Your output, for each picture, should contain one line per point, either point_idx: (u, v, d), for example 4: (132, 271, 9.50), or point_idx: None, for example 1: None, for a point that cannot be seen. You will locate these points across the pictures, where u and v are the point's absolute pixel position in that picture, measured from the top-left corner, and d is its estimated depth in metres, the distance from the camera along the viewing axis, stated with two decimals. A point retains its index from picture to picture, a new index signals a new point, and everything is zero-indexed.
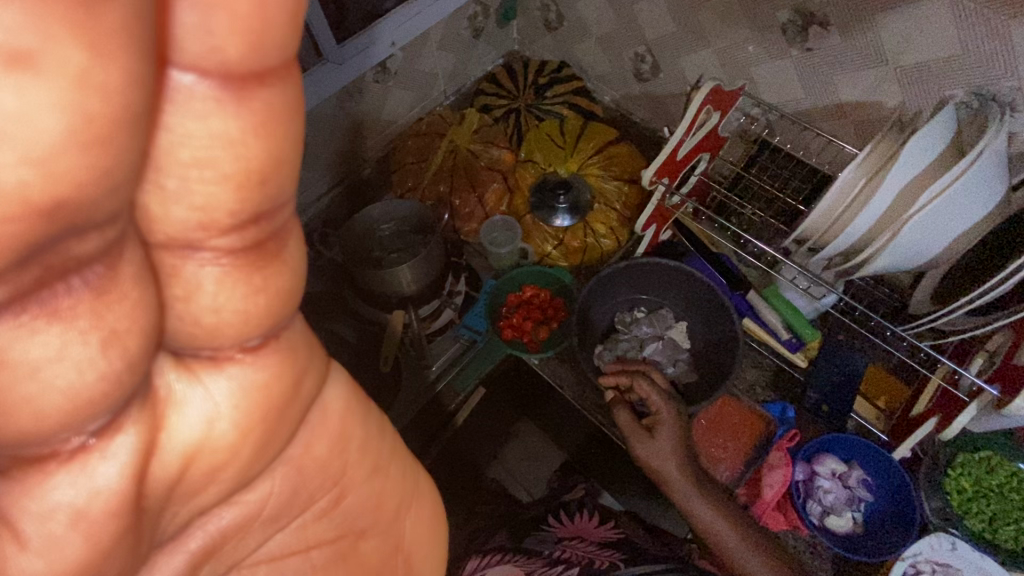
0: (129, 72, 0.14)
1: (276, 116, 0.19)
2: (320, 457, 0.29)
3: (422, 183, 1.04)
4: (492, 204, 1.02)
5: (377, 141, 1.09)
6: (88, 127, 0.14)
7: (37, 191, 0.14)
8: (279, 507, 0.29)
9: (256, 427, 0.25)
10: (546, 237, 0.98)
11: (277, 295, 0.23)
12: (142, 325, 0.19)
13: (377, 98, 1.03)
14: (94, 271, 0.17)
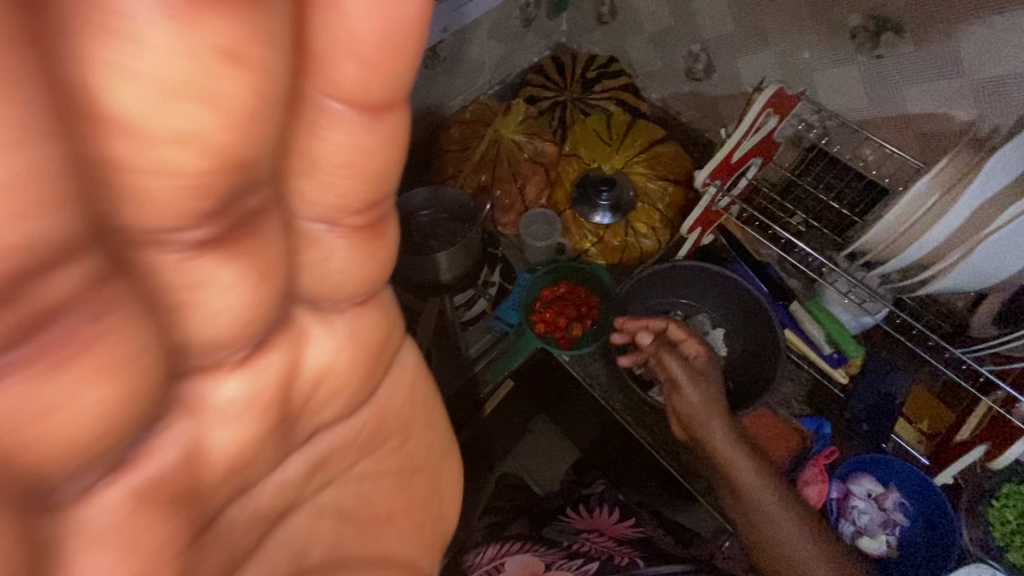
0: (279, 65, 0.17)
1: (394, 134, 0.23)
2: (396, 400, 0.36)
3: (463, 171, 1.02)
4: (532, 196, 1.00)
5: (420, 126, 1.08)
6: (248, 118, 0.17)
7: (210, 149, 0.17)
8: (360, 440, 0.34)
9: (355, 365, 0.30)
10: (585, 234, 0.97)
11: (378, 266, 0.28)
12: (284, 281, 0.23)
13: (424, 83, 1.02)
14: (249, 227, 0.21)
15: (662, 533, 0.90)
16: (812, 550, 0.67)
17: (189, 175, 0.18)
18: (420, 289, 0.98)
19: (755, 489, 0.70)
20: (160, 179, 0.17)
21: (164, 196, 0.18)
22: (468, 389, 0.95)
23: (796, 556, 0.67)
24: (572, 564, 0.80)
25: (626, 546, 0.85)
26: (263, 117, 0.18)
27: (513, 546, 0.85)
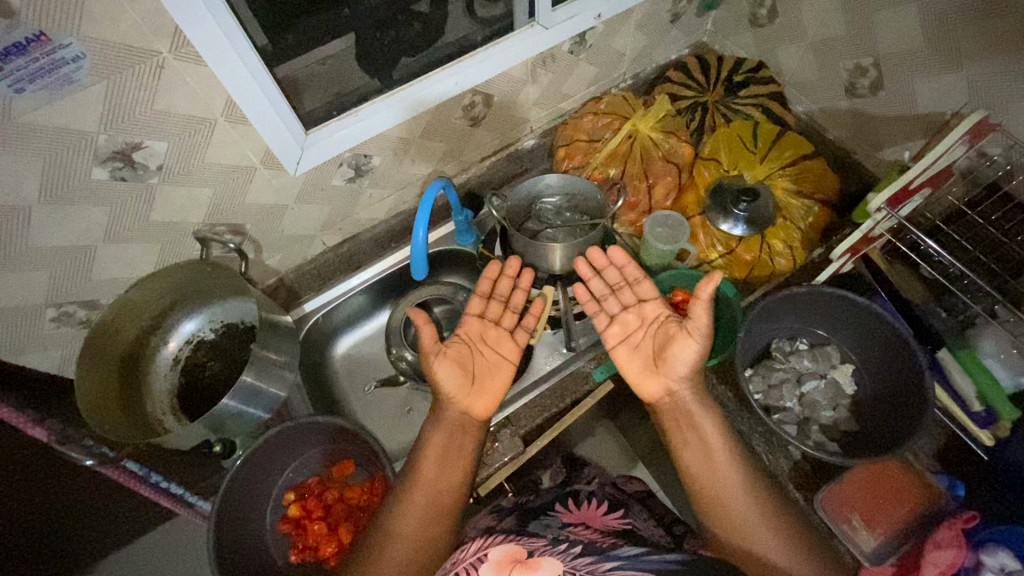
0: (447, 387, 0.72)
1: (441, 359, 0.74)
2: (456, 422, 0.72)
3: (592, 163, 0.99)
4: (658, 198, 0.96)
5: (550, 112, 1.07)
6: (456, 413, 0.72)
7: (448, 432, 0.71)
8: (450, 445, 0.70)
9: (458, 405, 0.72)
10: (716, 245, 0.93)
11: (457, 370, 0.74)
12: (449, 397, 0.72)
13: (565, 69, 1.00)
14: (464, 397, 0.73)
15: (655, 530, 0.75)
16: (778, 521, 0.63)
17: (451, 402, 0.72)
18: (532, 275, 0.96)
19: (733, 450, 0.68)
20: (445, 374, 0.73)
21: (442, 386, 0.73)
22: (570, 385, 0.92)
23: (765, 526, 0.63)
24: (559, 548, 0.59)
25: (612, 534, 0.66)
26: (456, 365, 0.74)
27: (495, 538, 0.63)
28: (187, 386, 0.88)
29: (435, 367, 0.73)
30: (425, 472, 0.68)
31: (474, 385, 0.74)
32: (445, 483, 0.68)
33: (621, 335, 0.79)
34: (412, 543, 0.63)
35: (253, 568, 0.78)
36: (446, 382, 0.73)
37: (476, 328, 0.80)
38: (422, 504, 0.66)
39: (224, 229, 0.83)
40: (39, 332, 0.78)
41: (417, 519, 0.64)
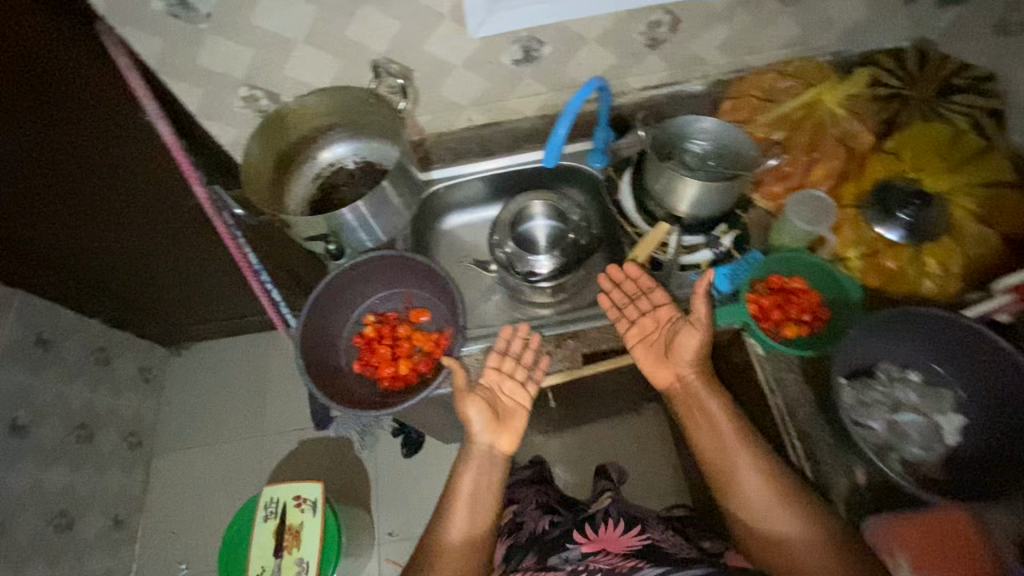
0: (474, 423, 0.82)
1: (468, 399, 0.82)
2: (485, 450, 0.83)
3: (756, 121, 0.93)
4: (815, 177, 0.89)
5: (730, 62, 1.01)
6: (486, 441, 0.83)
7: (477, 458, 0.82)
8: (484, 468, 0.82)
9: (486, 437, 0.83)
10: (859, 244, 0.85)
11: (486, 410, 0.82)
12: (476, 427, 0.82)
13: (767, 19, 0.94)
14: (484, 429, 0.82)
15: (673, 540, 0.86)
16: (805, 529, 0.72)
17: (480, 436, 0.82)
18: (648, 209, 0.93)
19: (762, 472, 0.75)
20: (473, 413, 0.82)
21: (473, 425, 0.82)
22: None
23: (789, 533, 0.72)
24: None
25: (632, 558, 0.80)
26: (485, 407, 0.82)
27: None
28: (319, 199, 1.00)
29: (465, 406, 0.82)
30: (466, 475, 0.81)
31: (490, 416, 0.83)
32: (482, 500, 0.81)
33: (638, 336, 0.87)
34: (472, 526, 0.80)
35: (322, 359, 0.86)
36: (475, 422, 0.82)
37: (495, 378, 0.85)
38: (466, 502, 0.80)
39: (396, 70, 0.90)
40: (229, 107, 0.90)
41: (462, 510, 0.80)
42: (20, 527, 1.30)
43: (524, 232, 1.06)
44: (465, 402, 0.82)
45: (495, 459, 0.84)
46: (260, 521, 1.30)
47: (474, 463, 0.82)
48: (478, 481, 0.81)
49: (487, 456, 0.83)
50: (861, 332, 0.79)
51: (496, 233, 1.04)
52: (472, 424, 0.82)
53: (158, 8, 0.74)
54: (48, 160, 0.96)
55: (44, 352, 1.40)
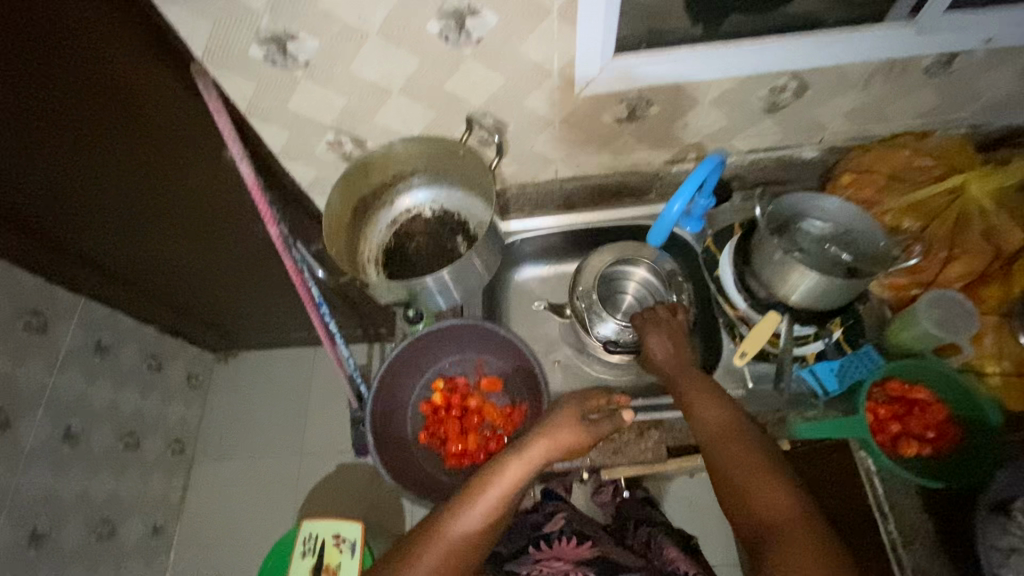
0: (558, 424, 0.69)
1: (567, 413, 0.70)
2: (543, 461, 0.66)
3: (883, 203, 0.83)
4: (951, 275, 0.79)
5: (851, 130, 0.91)
6: (550, 453, 0.67)
7: (527, 465, 0.66)
8: (520, 477, 0.65)
9: (553, 449, 0.67)
10: (1003, 357, 0.75)
11: (577, 419, 0.69)
12: (547, 432, 0.68)
13: (905, 89, 0.83)
14: (554, 433, 0.68)
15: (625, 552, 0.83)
16: (798, 531, 0.55)
17: (550, 441, 0.67)
18: (750, 289, 0.84)
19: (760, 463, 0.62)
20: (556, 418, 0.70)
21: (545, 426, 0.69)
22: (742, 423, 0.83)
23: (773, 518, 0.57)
24: None
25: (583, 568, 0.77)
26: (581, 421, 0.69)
27: None
28: (395, 249, 0.95)
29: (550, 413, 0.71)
30: (496, 480, 0.64)
31: (553, 426, 0.68)
32: (499, 498, 0.64)
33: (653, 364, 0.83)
34: (467, 522, 0.62)
35: (389, 429, 0.81)
36: (555, 429, 0.68)
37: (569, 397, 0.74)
38: (477, 498, 0.63)
39: (490, 123, 0.84)
40: (312, 150, 0.86)
41: (474, 520, 0.62)
42: (65, 535, 1.31)
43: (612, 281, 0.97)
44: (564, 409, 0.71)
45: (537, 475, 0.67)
46: (297, 557, 1.26)
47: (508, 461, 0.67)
48: (497, 477, 0.65)
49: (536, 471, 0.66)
50: (1014, 479, 0.68)
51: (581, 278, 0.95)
52: (553, 428, 0.68)
53: (256, 55, 0.69)
54: (134, 184, 0.94)
55: (101, 360, 1.40)
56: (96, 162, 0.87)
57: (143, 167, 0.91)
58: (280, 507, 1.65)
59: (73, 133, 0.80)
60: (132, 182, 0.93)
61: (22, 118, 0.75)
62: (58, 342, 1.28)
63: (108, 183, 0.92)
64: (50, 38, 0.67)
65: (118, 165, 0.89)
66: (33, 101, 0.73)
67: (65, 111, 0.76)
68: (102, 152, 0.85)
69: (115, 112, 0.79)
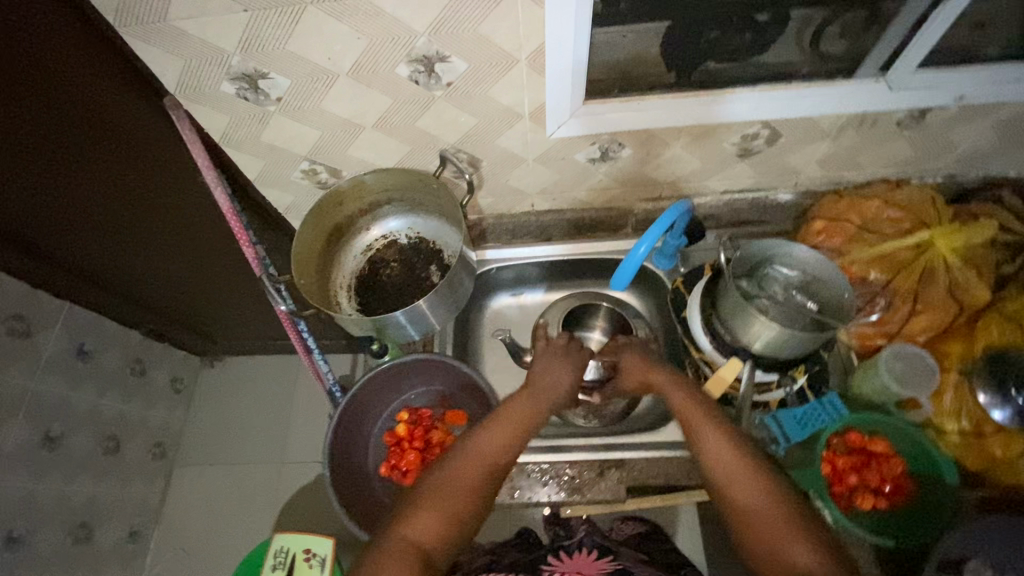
0: (547, 364, 0.79)
1: (550, 359, 0.80)
2: (537, 409, 0.74)
3: (851, 253, 0.84)
4: (914, 328, 0.79)
5: (826, 175, 0.92)
6: (540, 393, 0.76)
7: (526, 404, 0.74)
8: (521, 425, 0.72)
9: (542, 395, 0.76)
10: (962, 416, 0.75)
11: (559, 366, 0.79)
12: (540, 369, 0.78)
13: (877, 141, 0.84)
14: (543, 374, 0.78)
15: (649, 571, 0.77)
16: (784, 532, 0.57)
17: (539, 381, 0.76)
18: (716, 333, 0.85)
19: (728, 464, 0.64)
20: (559, 374, 0.78)
21: (537, 382, 0.77)
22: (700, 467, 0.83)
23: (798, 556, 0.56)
24: None
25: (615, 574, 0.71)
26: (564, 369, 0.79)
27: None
28: (369, 275, 0.95)
29: (551, 369, 0.78)
30: (489, 433, 0.70)
31: (538, 386, 0.76)
32: (507, 440, 0.70)
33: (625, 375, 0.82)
34: (464, 470, 0.66)
35: (347, 462, 0.82)
36: (544, 372, 0.78)
37: (561, 348, 0.81)
38: (485, 446, 0.69)
39: (464, 159, 0.85)
40: (288, 178, 0.87)
41: (469, 473, 0.66)
42: (42, 540, 1.30)
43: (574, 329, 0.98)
44: (546, 355, 0.80)
45: (535, 423, 0.73)
46: (268, 571, 1.26)
47: (510, 405, 0.74)
48: (501, 425, 0.71)
49: (534, 422, 0.73)
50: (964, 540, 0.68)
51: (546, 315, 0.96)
52: (543, 371, 0.78)
53: (228, 90, 0.70)
54: (107, 208, 0.92)
55: (85, 364, 1.40)
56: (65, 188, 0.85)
57: (115, 191, 0.90)
58: (258, 514, 1.66)
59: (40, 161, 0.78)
60: (105, 206, 0.91)
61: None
62: (41, 347, 1.28)
63: (79, 207, 0.90)
64: (23, 73, 0.66)
65: (89, 190, 0.87)
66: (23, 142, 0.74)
67: (32, 142, 0.75)
68: (72, 178, 0.83)
69: (90, 142, 0.79)
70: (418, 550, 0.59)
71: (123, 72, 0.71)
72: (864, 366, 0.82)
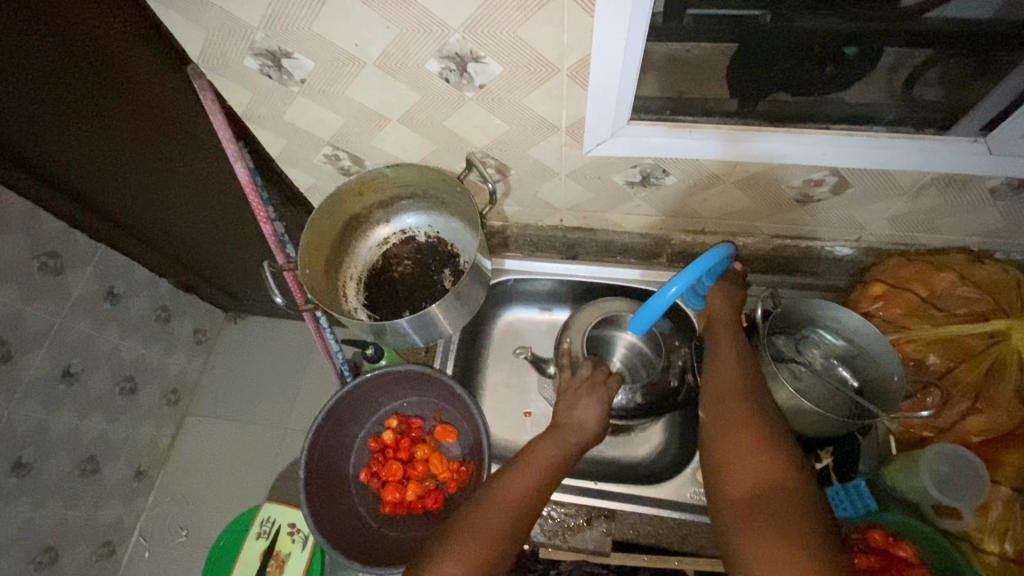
0: (593, 392, 0.75)
1: (589, 388, 0.76)
2: (575, 439, 0.70)
3: (910, 330, 0.74)
4: (970, 427, 0.70)
5: (894, 235, 0.82)
6: (581, 428, 0.71)
7: (564, 433, 0.70)
8: (558, 455, 0.67)
9: (589, 430, 0.71)
10: (1005, 538, 0.65)
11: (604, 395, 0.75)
12: (576, 400, 0.74)
13: (962, 206, 0.73)
14: (583, 403, 0.73)
15: None
16: (762, 472, 0.55)
17: (578, 411, 0.73)
18: None
19: (728, 381, 0.67)
20: (587, 408, 0.73)
21: (580, 412, 0.72)
22: (695, 533, 0.77)
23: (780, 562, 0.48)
24: None
25: None
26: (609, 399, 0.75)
27: None
28: (382, 270, 0.92)
29: (577, 404, 0.73)
30: (517, 478, 0.65)
31: (581, 416, 0.72)
32: (539, 465, 0.66)
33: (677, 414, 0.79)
34: (489, 517, 0.60)
35: (329, 467, 0.80)
36: (583, 401, 0.74)
37: (588, 382, 0.76)
38: (519, 469, 0.66)
39: (493, 164, 0.79)
40: (311, 160, 0.84)
41: (501, 518, 0.60)
42: (49, 469, 1.28)
43: (597, 344, 0.90)
44: (588, 383, 0.76)
45: (574, 454, 0.69)
46: (252, 537, 1.27)
47: (545, 434, 0.71)
48: (538, 452, 0.68)
49: (573, 454, 0.69)
50: None
51: (569, 338, 0.87)
52: (583, 402, 0.74)
53: (251, 65, 0.66)
54: (126, 154, 0.92)
55: (111, 306, 1.33)
56: (83, 134, 0.85)
57: (133, 141, 0.90)
58: (256, 475, 1.69)
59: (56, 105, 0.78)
60: (126, 153, 0.92)
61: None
62: (71, 286, 1.21)
63: (97, 153, 0.90)
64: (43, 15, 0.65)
65: (104, 137, 0.87)
66: (47, 84, 0.74)
67: (48, 85, 0.75)
68: (89, 124, 0.83)
69: (111, 88, 0.78)
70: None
71: (139, 23, 0.70)
72: (902, 458, 0.72)
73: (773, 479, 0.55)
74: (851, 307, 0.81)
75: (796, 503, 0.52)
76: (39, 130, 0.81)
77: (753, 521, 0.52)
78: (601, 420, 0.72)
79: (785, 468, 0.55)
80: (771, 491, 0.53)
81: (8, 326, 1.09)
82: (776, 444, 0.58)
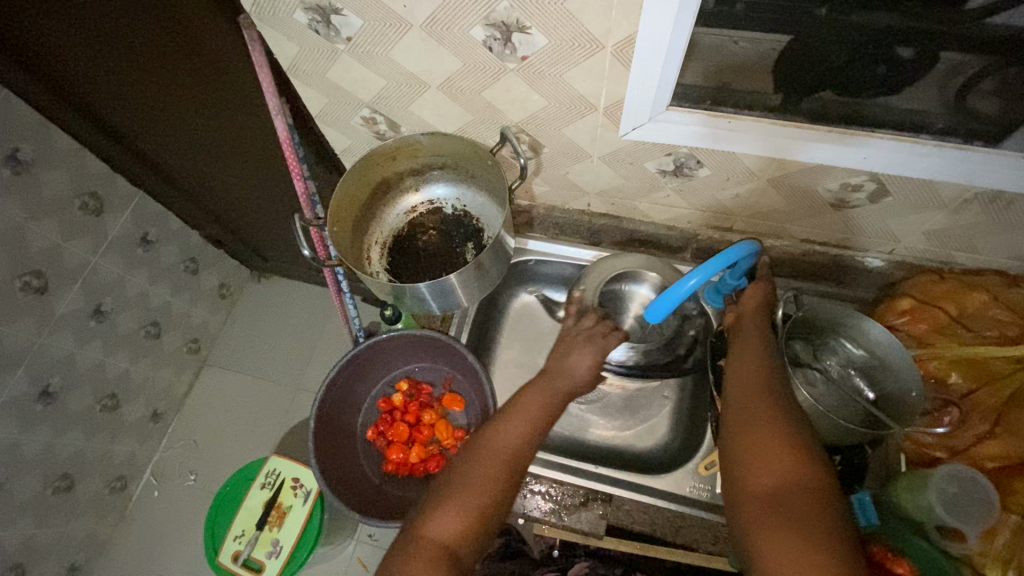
0: (588, 346, 0.74)
1: (580, 339, 0.75)
2: (564, 390, 0.70)
3: (935, 347, 0.73)
4: (984, 452, 0.69)
5: (930, 250, 0.79)
6: (567, 377, 0.71)
7: (553, 383, 0.71)
8: (547, 405, 0.68)
9: (580, 383, 0.71)
10: (1009, 566, 0.63)
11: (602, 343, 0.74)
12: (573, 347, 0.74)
13: (1007, 226, 0.70)
14: (577, 354, 0.73)
15: None
16: (781, 470, 0.56)
17: (569, 361, 0.72)
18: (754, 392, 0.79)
19: (752, 378, 0.66)
20: (579, 357, 0.72)
21: (574, 364, 0.72)
22: (693, 531, 0.77)
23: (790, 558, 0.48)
24: None
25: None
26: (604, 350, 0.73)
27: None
28: (407, 236, 0.93)
29: (570, 352, 0.73)
30: (507, 426, 0.66)
31: (571, 366, 0.72)
32: (528, 413, 0.67)
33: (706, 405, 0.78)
34: (483, 466, 0.61)
35: (339, 420, 0.82)
36: (574, 353, 0.73)
37: (586, 333, 0.76)
38: (513, 418, 0.67)
39: (526, 140, 0.80)
40: (348, 121, 0.86)
41: (495, 466, 0.62)
42: (72, 400, 1.33)
43: (614, 295, 0.89)
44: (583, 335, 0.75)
45: (559, 399, 0.69)
46: (256, 487, 1.30)
47: (536, 382, 0.71)
48: (528, 400, 0.68)
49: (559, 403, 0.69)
50: None
51: (584, 287, 0.86)
52: (574, 353, 0.73)
53: (301, 20, 0.67)
54: (170, 100, 0.95)
55: (144, 252, 1.38)
56: (133, 77, 0.88)
57: (179, 88, 0.92)
58: (266, 431, 1.73)
59: (108, 43, 0.81)
60: (170, 99, 0.95)
61: (53, 21, 0.75)
62: (108, 228, 1.25)
63: (143, 98, 0.93)
64: None
65: (152, 82, 0.90)
66: (102, 21, 0.77)
67: (104, 24, 0.77)
68: (138, 67, 0.86)
69: (163, 31, 0.81)
70: (448, 553, 0.55)
71: None
72: (911, 476, 0.71)
73: (790, 479, 0.55)
74: (876, 319, 0.80)
75: (816, 502, 0.52)
76: (87, 67, 0.84)
77: (765, 516, 0.53)
78: (593, 369, 0.72)
79: (809, 467, 0.55)
80: (792, 489, 0.54)
81: (47, 259, 1.13)
82: (798, 444, 0.57)
